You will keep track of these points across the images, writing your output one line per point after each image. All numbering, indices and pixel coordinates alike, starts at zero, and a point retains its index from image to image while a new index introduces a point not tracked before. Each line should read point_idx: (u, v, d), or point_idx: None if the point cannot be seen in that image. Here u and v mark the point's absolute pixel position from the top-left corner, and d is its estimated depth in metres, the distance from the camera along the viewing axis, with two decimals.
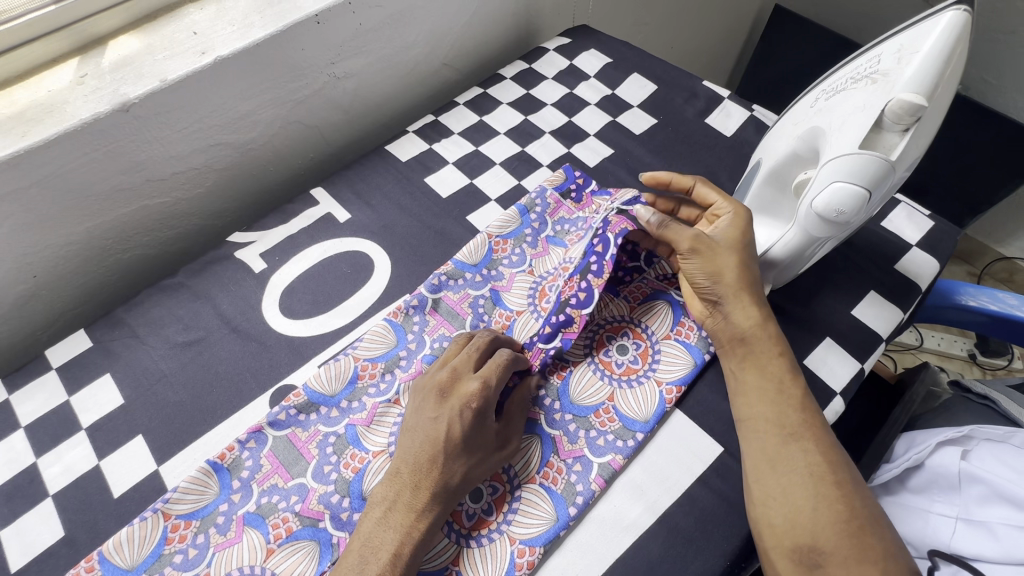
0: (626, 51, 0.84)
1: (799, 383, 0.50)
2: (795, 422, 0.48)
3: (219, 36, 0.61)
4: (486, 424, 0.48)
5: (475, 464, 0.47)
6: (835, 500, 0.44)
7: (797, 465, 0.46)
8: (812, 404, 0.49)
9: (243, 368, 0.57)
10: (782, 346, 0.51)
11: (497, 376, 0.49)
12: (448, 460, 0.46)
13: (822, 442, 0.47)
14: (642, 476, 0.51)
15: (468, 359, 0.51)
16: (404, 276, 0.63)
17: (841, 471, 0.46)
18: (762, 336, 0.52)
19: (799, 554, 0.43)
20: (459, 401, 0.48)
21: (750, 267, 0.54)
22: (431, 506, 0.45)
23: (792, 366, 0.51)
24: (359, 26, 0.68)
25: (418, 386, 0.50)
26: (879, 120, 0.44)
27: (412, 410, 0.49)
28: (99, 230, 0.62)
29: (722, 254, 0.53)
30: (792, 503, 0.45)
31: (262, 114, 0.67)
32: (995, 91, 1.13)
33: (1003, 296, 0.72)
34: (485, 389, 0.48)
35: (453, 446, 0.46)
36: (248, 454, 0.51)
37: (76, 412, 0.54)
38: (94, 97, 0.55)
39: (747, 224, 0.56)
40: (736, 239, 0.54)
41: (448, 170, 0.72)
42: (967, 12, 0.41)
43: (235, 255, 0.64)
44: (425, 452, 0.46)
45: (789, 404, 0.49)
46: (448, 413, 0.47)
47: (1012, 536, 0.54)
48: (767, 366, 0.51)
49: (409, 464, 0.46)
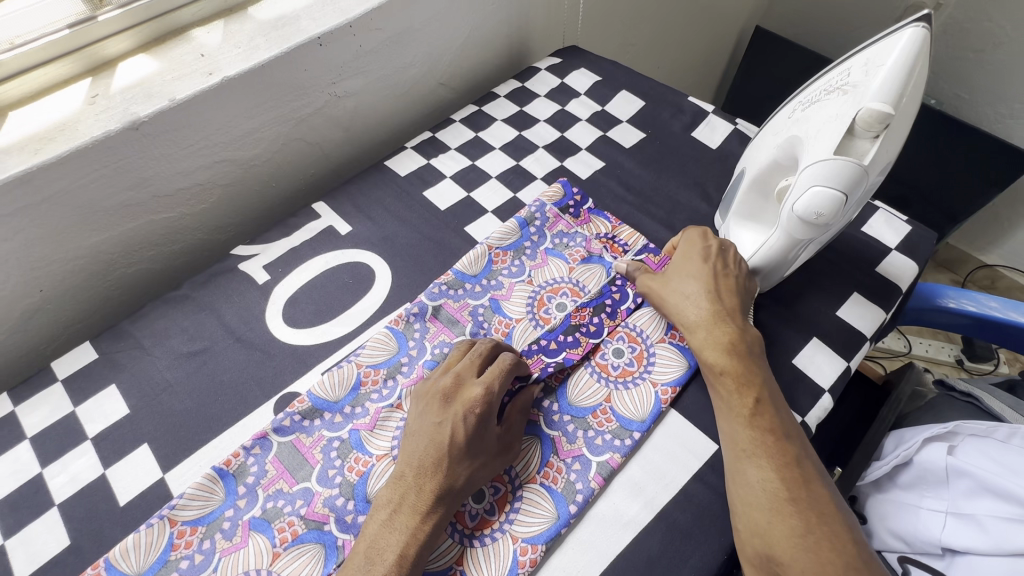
0: (614, 69, 0.87)
1: (750, 401, 0.50)
2: (746, 439, 0.49)
3: (226, 58, 0.64)
4: (481, 433, 0.49)
5: (479, 467, 0.48)
6: (791, 515, 0.45)
7: (748, 481, 0.47)
8: (768, 421, 0.49)
9: (248, 377, 0.58)
10: (730, 364, 0.52)
11: (498, 382, 0.50)
12: (453, 463, 0.47)
13: (777, 459, 0.47)
14: (640, 474, 0.52)
15: (471, 365, 0.52)
16: (405, 285, 0.65)
17: (798, 487, 0.46)
18: (703, 359, 0.54)
19: (759, 562, 0.45)
20: (463, 407, 0.49)
21: (690, 292, 0.56)
22: (436, 508, 0.46)
23: (744, 384, 0.51)
24: (359, 48, 0.71)
25: (421, 392, 0.52)
26: (852, 128, 0.46)
27: (415, 415, 0.51)
28: (106, 244, 0.63)
29: (660, 283, 0.59)
30: (751, 516, 0.46)
31: (265, 132, 0.69)
32: (968, 105, 1.19)
33: (982, 298, 0.75)
34: (488, 395, 0.50)
35: (458, 450, 0.47)
36: (254, 460, 0.52)
37: (82, 422, 0.55)
38: (105, 116, 0.58)
39: (707, 248, 0.59)
40: (682, 272, 0.58)
41: (446, 183, 0.74)
42: (926, 29, 0.45)
43: (239, 268, 0.66)
44: (429, 456, 0.47)
45: (739, 421, 0.50)
46: (452, 418, 0.49)
47: (1000, 528, 0.55)
48: (715, 386, 0.53)
49: (413, 468, 0.47)
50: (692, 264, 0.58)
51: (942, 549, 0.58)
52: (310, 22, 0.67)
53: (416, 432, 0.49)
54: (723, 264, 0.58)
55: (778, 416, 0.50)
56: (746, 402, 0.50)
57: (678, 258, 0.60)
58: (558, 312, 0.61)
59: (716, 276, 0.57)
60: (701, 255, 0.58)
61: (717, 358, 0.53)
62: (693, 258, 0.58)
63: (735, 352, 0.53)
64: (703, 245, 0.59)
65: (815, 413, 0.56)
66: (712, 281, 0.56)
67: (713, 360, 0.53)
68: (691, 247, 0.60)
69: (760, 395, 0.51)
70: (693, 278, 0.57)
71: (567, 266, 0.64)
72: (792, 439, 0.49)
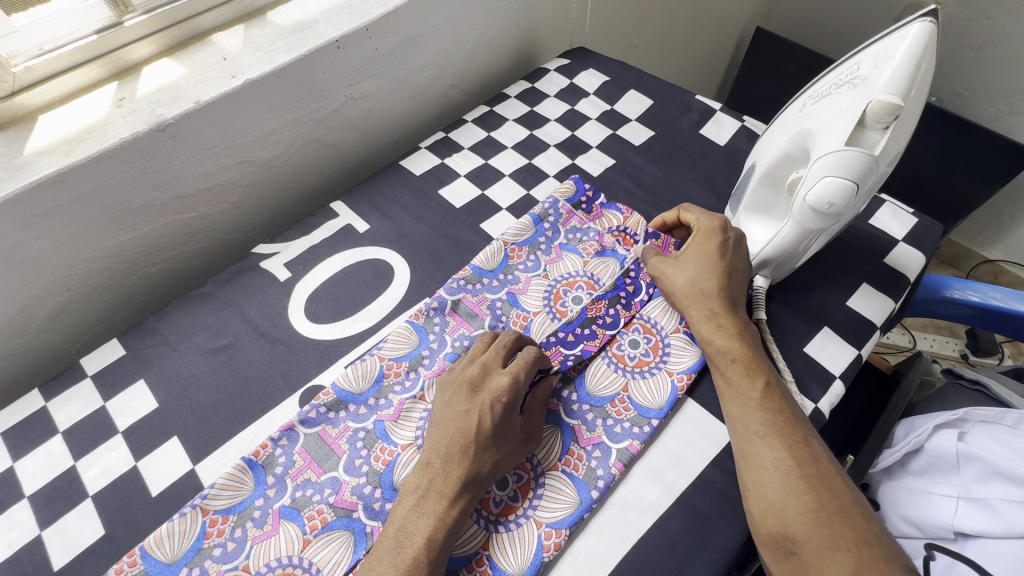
0: (621, 69, 0.89)
1: (759, 384, 0.52)
2: (758, 422, 0.50)
3: (247, 61, 0.65)
4: (505, 421, 0.50)
5: (504, 455, 0.49)
6: (804, 492, 0.46)
7: (761, 462, 0.48)
8: (777, 404, 0.51)
9: (273, 371, 0.59)
10: (739, 352, 0.54)
11: (522, 372, 0.52)
12: (480, 451, 0.48)
13: (788, 439, 0.49)
14: (659, 460, 0.53)
15: (496, 355, 0.54)
16: (423, 281, 0.66)
17: (809, 465, 0.48)
18: (712, 346, 0.55)
19: (775, 541, 0.46)
20: (490, 396, 0.50)
21: (700, 281, 0.57)
22: (462, 493, 0.47)
23: (753, 370, 0.53)
24: (375, 50, 0.73)
25: (447, 381, 0.53)
26: (862, 120, 0.47)
27: (441, 404, 0.52)
28: (131, 244, 0.65)
29: (671, 269, 0.59)
30: (765, 495, 0.47)
31: (284, 133, 0.71)
32: (968, 103, 1.21)
33: (987, 289, 0.77)
34: (515, 384, 0.51)
35: (484, 437, 0.49)
36: (281, 451, 0.53)
37: (112, 416, 0.56)
38: (132, 118, 0.59)
39: (714, 245, 0.59)
40: (695, 257, 0.59)
41: (461, 182, 0.76)
42: (932, 23, 0.46)
43: (260, 266, 0.67)
44: (456, 445, 0.49)
45: (750, 405, 0.51)
46: (479, 406, 0.50)
47: (1011, 511, 0.56)
48: (724, 372, 0.54)
49: (440, 455, 0.49)
50: (710, 255, 0.58)
51: (954, 534, 0.59)
52: (328, 26, 0.69)
53: (444, 417, 0.51)
54: (734, 257, 0.59)
55: (785, 400, 0.52)
56: (756, 386, 0.52)
57: (694, 245, 0.59)
58: (575, 306, 0.62)
59: (728, 267, 0.58)
60: (718, 250, 0.58)
61: (727, 344, 0.54)
62: (712, 248, 0.58)
63: (743, 339, 0.55)
64: (721, 237, 0.59)
65: (828, 400, 0.57)
66: (723, 272, 0.57)
67: (723, 347, 0.54)
68: (709, 236, 0.59)
69: (768, 380, 0.52)
70: (706, 267, 0.58)
71: (581, 261, 0.66)
72: (800, 420, 0.51)
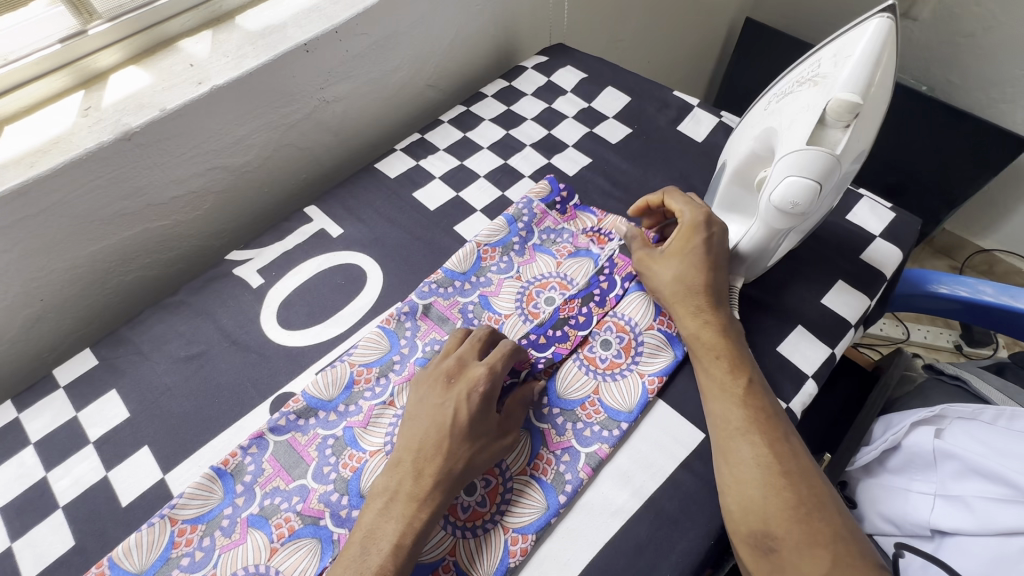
0: (599, 66, 0.88)
1: (743, 381, 0.51)
2: (740, 418, 0.49)
3: (214, 67, 0.65)
4: (481, 416, 0.50)
5: (478, 451, 0.49)
6: (784, 488, 0.46)
7: (742, 458, 0.48)
8: (760, 401, 0.50)
9: (243, 379, 0.59)
10: (724, 348, 0.53)
11: (499, 364, 0.53)
12: (454, 445, 0.49)
13: (770, 435, 0.48)
14: (628, 463, 0.53)
15: (472, 348, 0.55)
16: (395, 285, 0.66)
17: (790, 462, 0.47)
18: (697, 342, 0.54)
19: (755, 538, 0.45)
20: (466, 387, 0.51)
21: (687, 277, 0.56)
22: (434, 493, 0.47)
23: (737, 366, 0.52)
24: (345, 53, 0.72)
25: (423, 377, 0.54)
26: (823, 118, 0.46)
27: (416, 400, 0.52)
28: (103, 253, 0.65)
29: (658, 262, 0.58)
30: (745, 491, 0.46)
31: (256, 138, 0.71)
32: (960, 91, 1.20)
33: (974, 283, 0.76)
34: (490, 374, 0.52)
35: (460, 429, 0.49)
36: (251, 459, 0.53)
37: (84, 427, 0.56)
38: (97, 127, 0.59)
39: (704, 233, 0.57)
40: (681, 251, 0.57)
41: (436, 184, 0.75)
42: (891, 19, 0.45)
43: (233, 273, 0.67)
44: (431, 438, 0.49)
45: (733, 401, 0.50)
46: (455, 398, 0.51)
47: (986, 508, 0.56)
48: (708, 368, 0.53)
49: (414, 452, 0.49)
50: (695, 251, 0.56)
51: (931, 531, 0.59)
52: (297, 29, 0.68)
53: (421, 411, 0.51)
54: (717, 246, 0.57)
55: (768, 396, 0.51)
56: (739, 382, 0.51)
57: (678, 240, 0.57)
58: (547, 306, 0.62)
59: (712, 262, 0.57)
60: (705, 245, 0.56)
61: (711, 340, 0.54)
62: (697, 244, 0.56)
63: (728, 336, 0.54)
64: (707, 232, 0.57)
65: (800, 399, 0.56)
66: (708, 267, 0.56)
67: (709, 342, 0.54)
68: (694, 230, 0.57)
69: (751, 377, 0.52)
70: (691, 262, 0.56)
71: (555, 262, 0.65)
72: (781, 418, 0.50)
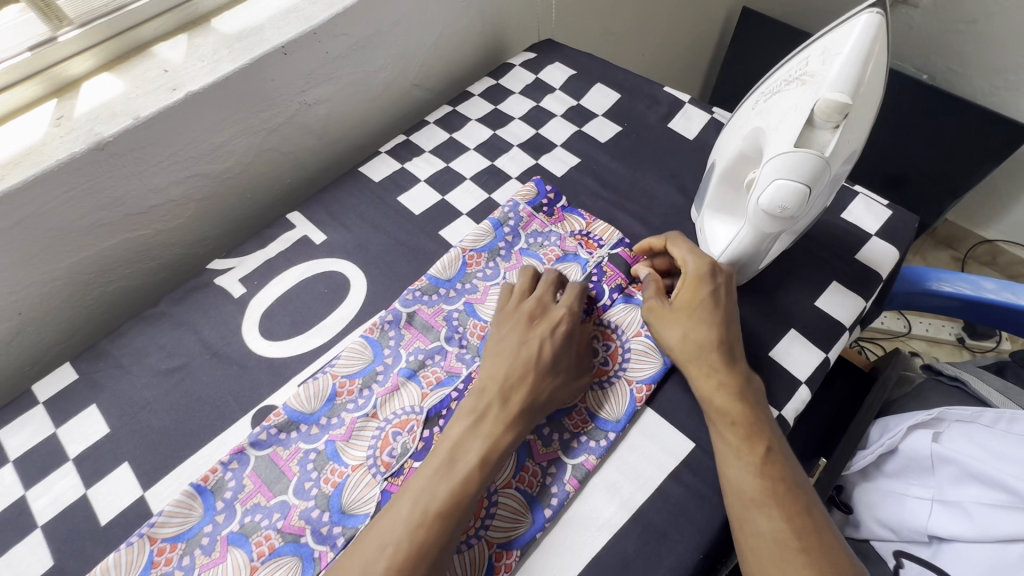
0: (588, 62, 0.86)
1: (761, 449, 0.47)
2: (757, 489, 0.46)
3: (190, 72, 0.63)
4: (564, 352, 0.54)
5: (561, 383, 0.53)
6: (803, 567, 0.42)
7: (758, 531, 0.44)
8: (778, 471, 0.47)
9: (225, 392, 0.58)
10: (741, 411, 0.49)
11: (578, 304, 0.57)
12: (540, 376, 0.52)
13: (789, 509, 0.45)
14: (616, 475, 0.52)
15: (548, 290, 0.58)
16: (379, 292, 0.65)
17: (810, 538, 0.44)
18: (710, 404, 0.50)
19: None
20: (549, 325, 0.55)
21: (697, 334, 0.52)
22: (521, 418, 0.50)
23: (755, 432, 0.48)
24: (326, 54, 0.71)
25: (504, 317, 0.57)
26: (811, 119, 0.45)
27: (500, 336, 0.56)
28: (81, 264, 0.64)
29: (664, 316, 0.54)
30: (762, 567, 0.43)
31: (235, 144, 0.69)
32: (962, 79, 1.17)
33: (974, 281, 0.74)
34: (572, 315, 0.56)
35: (544, 362, 0.53)
36: (231, 474, 0.52)
37: (63, 443, 0.55)
38: (69, 137, 0.57)
39: (710, 283, 0.54)
40: (688, 305, 0.53)
41: (421, 187, 0.74)
42: (880, 15, 0.44)
43: (214, 282, 0.66)
44: (517, 368, 0.52)
45: (749, 469, 0.47)
46: (538, 335, 0.54)
47: (985, 515, 0.55)
48: (722, 433, 0.49)
49: (500, 381, 0.51)
50: (701, 306, 0.53)
51: (928, 537, 0.57)
52: (274, 31, 0.67)
53: (509, 342, 0.54)
54: (722, 296, 0.54)
55: (787, 465, 0.47)
56: (756, 450, 0.47)
57: (683, 291, 0.54)
58: None
59: (722, 315, 0.53)
60: (711, 298, 0.53)
61: (725, 403, 0.49)
62: (703, 297, 0.53)
63: (745, 398, 0.50)
64: (711, 283, 0.54)
65: (793, 406, 0.55)
66: (720, 324, 0.52)
67: (723, 406, 0.49)
68: (699, 281, 0.54)
69: (770, 444, 0.48)
70: (700, 318, 0.53)
71: (542, 266, 0.64)
72: (802, 489, 0.46)
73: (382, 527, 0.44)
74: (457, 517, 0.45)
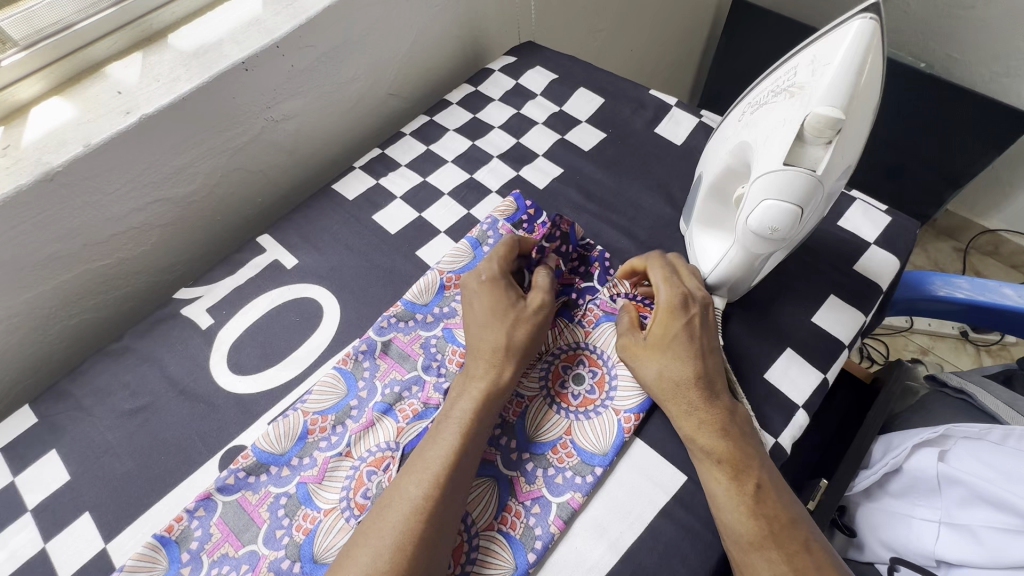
0: (571, 65, 0.82)
1: (750, 488, 0.44)
2: (753, 532, 0.43)
3: (144, 93, 0.59)
4: (509, 296, 0.54)
5: (517, 321, 0.53)
6: None
7: None
8: (772, 509, 0.44)
9: (191, 432, 0.55)
10: (726, 448, 0.46)
11: (509, 254, 0.56)
12: (491, 327, 0.52)
13: (787, 549, 0.42)
14: (604, 512, 0.49)
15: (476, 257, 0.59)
16: (354, 319, 0.62)
17: None
18: (695, 443, 0.47)
19: None
20: (472, 282, 0.55)
21: (674, 372, 0.49)
22: (492, 365, 0.51)
23: (743, 470, 0.45)
24: (291, 68, 0.67)
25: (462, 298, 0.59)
26: (801, 134, 0.41)
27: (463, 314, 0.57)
28: (39, 300, 0.60)
29: (637, 350, 0.51)
30: None
31: (199, 166, 0.66)
32: (960, 66, 1.13)
33: (976, 283, 0.71)
34: (489, 263, 0.56)
35: (489, 313, 0.53)
36: (198, 523, 0.49)
37: (22, 493, 0.53)
38: (16, 169, 0.54)
39: (686, 317, 0.51)
40: (662, 342, 0.50)
41: (396, 205, 0.70)
42: (874, 20, 0.41)
43: (181, 313, 0.63)
44: (474, 331, 0.53)
45: (741, 512, 0.44)
46: (471, 296, 0.55)
47: (996, 539, 0.52)
48: (709, 475, 0.46)
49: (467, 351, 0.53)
50: (676, 342, 0.50)
51: (935, 562, 0.55)
52: (234, 46, 0.63)
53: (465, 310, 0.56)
54: (695, 327, 0.51)
55: (781, 499, 0.45)
56: (747, 489, 0.44)
57: (657, 326, 0.51)
58: None
59: (699, 349, 0.50)
60: (685, 333, 0.50)
61: (710, 442, 0.46)
62: (677, 332, 0.50)
63: (730, 434, 0.46)
64: (685, 315, 0.51)
65: (790, 432, 0.52)
66: (698, 359, 0.49)
67: (707, 446, 0.46)
68: (671, 316, 0.51)
69: (760, 479, 0.45)
70: (673, 354, 0.49)
71: None
72: (798, 524, 0.44)
73: (392, 494, 0.46)
74: (460, 473, 0.46)
